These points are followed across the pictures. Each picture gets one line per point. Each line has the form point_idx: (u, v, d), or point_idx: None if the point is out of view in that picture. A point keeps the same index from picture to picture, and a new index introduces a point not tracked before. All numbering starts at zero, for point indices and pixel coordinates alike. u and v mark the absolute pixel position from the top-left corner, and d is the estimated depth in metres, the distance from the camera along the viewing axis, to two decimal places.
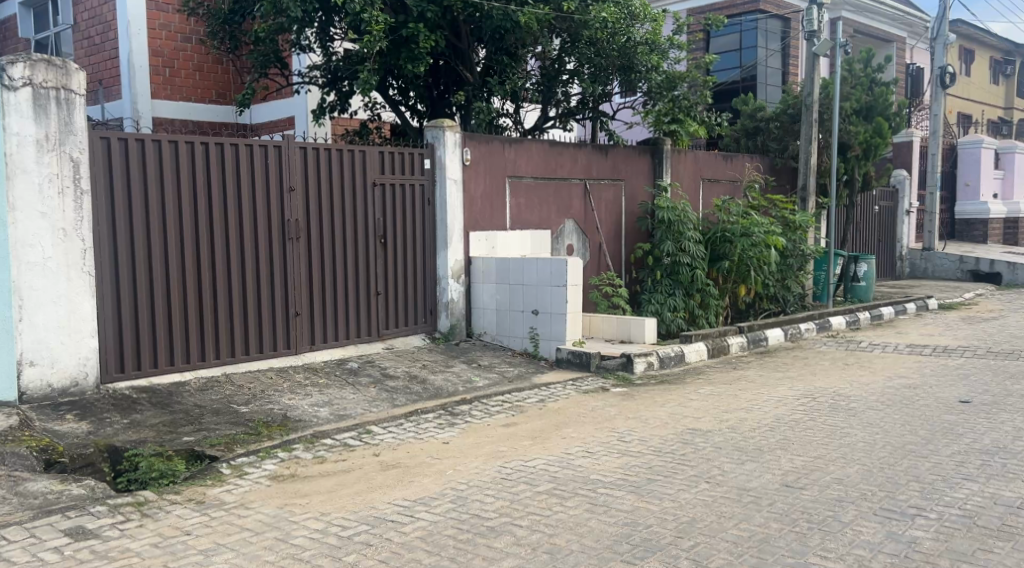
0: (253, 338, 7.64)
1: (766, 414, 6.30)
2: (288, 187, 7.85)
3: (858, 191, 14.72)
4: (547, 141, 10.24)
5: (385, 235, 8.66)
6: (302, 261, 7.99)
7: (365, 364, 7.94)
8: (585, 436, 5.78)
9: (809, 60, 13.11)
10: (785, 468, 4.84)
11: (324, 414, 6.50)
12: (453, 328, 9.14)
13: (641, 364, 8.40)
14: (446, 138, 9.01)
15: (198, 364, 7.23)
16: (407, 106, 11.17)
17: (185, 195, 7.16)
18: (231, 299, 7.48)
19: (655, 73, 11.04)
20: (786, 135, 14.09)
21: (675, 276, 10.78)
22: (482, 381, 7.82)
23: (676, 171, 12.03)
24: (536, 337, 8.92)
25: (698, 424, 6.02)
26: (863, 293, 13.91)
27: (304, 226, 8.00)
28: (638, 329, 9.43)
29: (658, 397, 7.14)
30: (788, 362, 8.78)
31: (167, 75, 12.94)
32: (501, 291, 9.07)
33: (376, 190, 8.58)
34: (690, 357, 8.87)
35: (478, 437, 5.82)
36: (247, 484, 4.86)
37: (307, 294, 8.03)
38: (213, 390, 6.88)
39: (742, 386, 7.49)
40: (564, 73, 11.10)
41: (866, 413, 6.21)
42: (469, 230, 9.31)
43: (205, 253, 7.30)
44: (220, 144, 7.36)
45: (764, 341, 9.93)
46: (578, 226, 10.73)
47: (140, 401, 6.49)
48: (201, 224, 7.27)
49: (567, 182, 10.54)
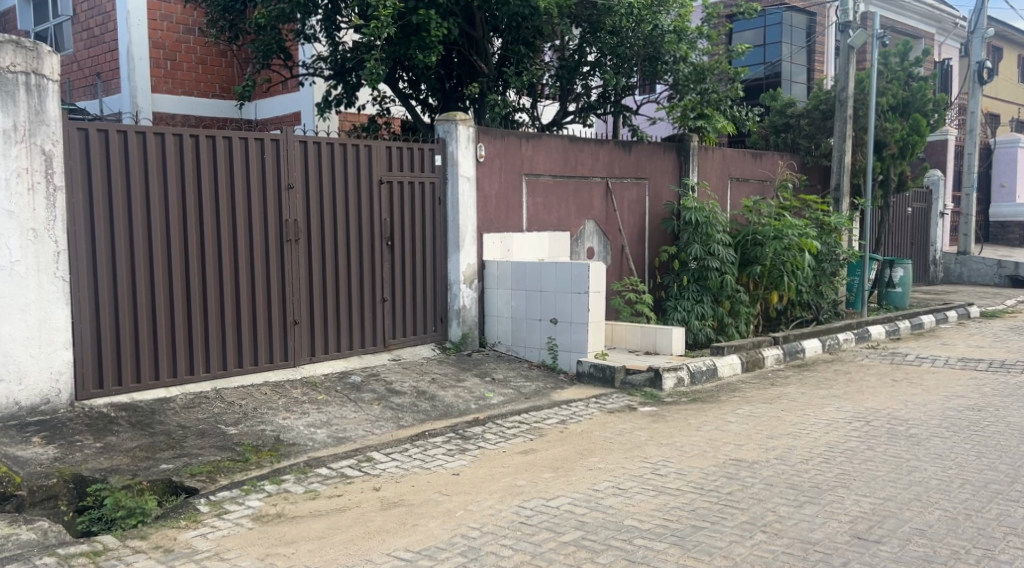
0: (247, 349, 6.98)
1: (817, 442, 5.60)
2: (287, 184, 7.19)
3: (893, 191, 13.94)
4: (567, 137, 9.56)
5: (392, 237, 8.00)
6: (301, 264, 7.32)
7: (368, 378, 7.27)
8: (615, 468, 5.10)
9: (844, 52, 12.33)
10: (853, 513, 4.15)
11: (321, 437, 5.84)
12: (465, 338, 8.47)
13: (670, 380, 7.66)
14: (459, 132, 8.33)
15: (186, 378, 6.59)
16: (418, 100, 10.49)
17: (173, 193, 6.52)
18: (224, 308, 6.83)
19: (682, 63, 10.42)
20: (818, 132, 13.36)
21: (703, 281, 10.07)
22: (497, 398, 7.14)
23: (704, 169, 11.30)
24: (555, 348, 8.23)
25: (742, 454, 5.33)
26: (899, 300, 13.16)
27: (304, 227, 7.34)
28: (665, 339, 8.75)
29: (691, 418, 6.44)
30: (831, 378, 8.05)
31: (169, 69, 12.33)
32: (517, 297, 8.40)
33: (383, 188, 7.92)
34: (724, 371, 8.17)
35: (493, 467, 5.14)
36: (225, 527, 4.21)
37: (307, 301, 7.37)
38: (201, 408, 6.22)
39: (784, 406, 6.79)
40: (584, 65, 10.38)
41: (932, 441, 5.51)
42: (483, 231, 8.64)
43: (194, 256, 6.65)
44: (211, 136, 6.72)
45: (801, 354, 9.21)
46: (599, 227, 10.04)
47: (118, 421, 5.85)
48: (192, 225, 6.63)
49: (588, 181, 9.86)
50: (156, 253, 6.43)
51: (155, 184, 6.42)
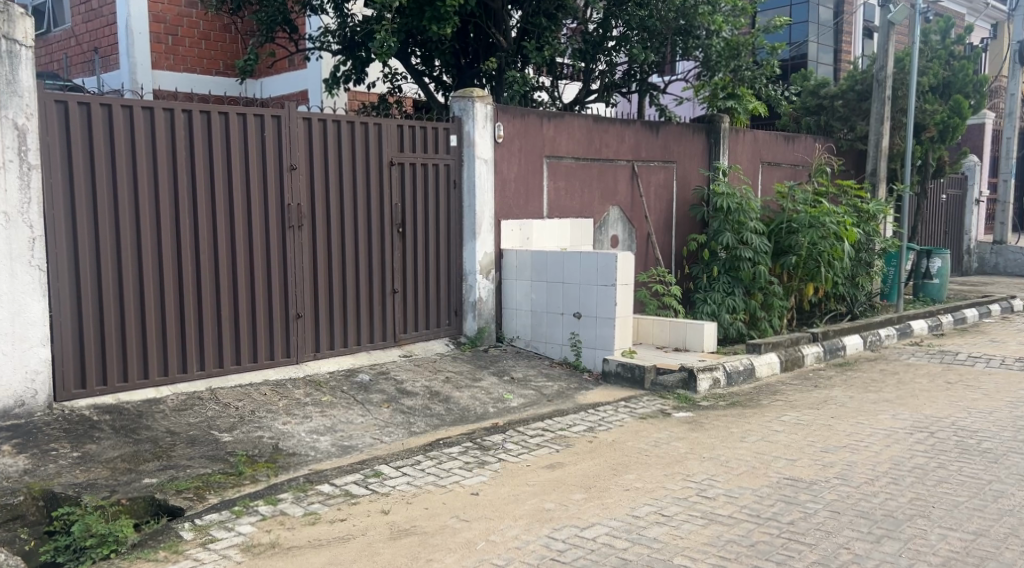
0: (245, 345, 6.39)
1: (881, 457, 4.99)
2: (289, 165, 6.59)
3: (931, 176, 13.23)
4: (591, 116, 8.92)
5: (404, 224, 7.40)
6: (305, 253, 6.72)
7: (377, 377, 6.68)
8: (655, 488, 4.51)
9: (884, 29, 11.62)
10: (942, 553, 3.57)
11: (323, 446, 5.27)
12: (481, 332, 7.87)
13: (706, 382, 7.04)
14: (476, 111, 7.71)
15: (178, 377, 6.01)
16: (431, 78, 9.85)
17: (163, 174, 5.92)
18: (220, 301, 6.24)
19: (715, 37, 9.75)
20: (852, 114, 12.65)
21: (735, 272, 9.43)
22: (516, 400, 6.55)
23: (734, 153, 10.63)
24: (578, 344, 7.62)
25: (797, 473, 4.73)
26: (936, 292, 12.48)
27: (308, 212, 6.73)
28: (695, 336, 8.14)
29: (733, 426, 5.83)
30: (878, 379, 7.42)
31: (170, 44, 11.73)
32: (538, 289, 7.80)
33: (394, 170, 7.30)
34: (761, 372, 7.55)
35: (516, 485, 4.54)
36: (210, 561, 3.65)
37: (311, 294, 6.78)
38: (193, 412, 5.65)
39: (834, 413, 6.18)
40: (609, 40, 9.76)
41: (1011, 458, 4.91)
42: (501, 217, 8.02)
43: (188, 243, 6.06)
44: (206, 111, 6.11)
45: (841, 351, 8.57)
46: (624, 214, 9.41)
47: (100, 425, 5.28)
48: (185, 210, 6.03)
49: (612, 164, 9.22)
50: (145, 241, 5.84)
51: (143, 163, 5.82)
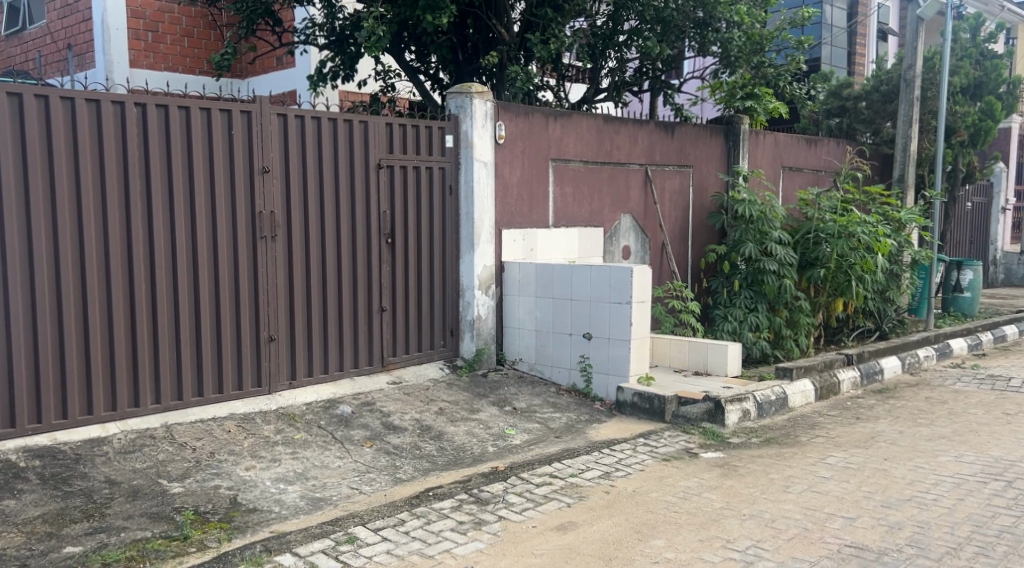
0: (209, 373, 5.56)
1: (957, 516, 4.18)
2: (261, 167, 5.77)
3: (960, 183, 12.44)
4: (601, 115, 8.11)
5: (393, 234, 6.58)
6: (279, 267, 5.91)
7: (361, 409, 5.85)
8: (689, 559, 3.70)
9: (913, 24, 10.84)
10: None
11: (291, 500, 4.45)
12: (480, 354, 7.03)
13: (735, 414, 6.20)
14: (474, 108, 6.90)
15: (129, 412, 5.18)
16: (427, 75, 9.05)
17: (112, 177, 5.10)
18: (179, 323, 5.40)
19: (736, 29, 9.02)
20: (877, 116, 11.91)
21: (758, 286, 8.61)
22: (520, 435, 5.73)
23: (754, 156, 9.83)
24: (588, 368, 6.78)
25: (859, 539, 3.92)
26: (967, 306, 11.66)
27: (282, 221, 5.91)
28: (718, 356, 7.35)
29: (772, 471, 5.01)
30: (926, 409, 6.61)
31: (150, 41, 10.87)
32: (543, 307, 7.00)
33: (382, 173, 6.49)
34: (795, 401, 6.73)
35: (520, 557, 3.74)
36: None
37: (287, 313, 5.96)
38: (141, 455, 4.81)
39: (887, 453, 5.36)
40: (620, 34, 8.97)
41: None
42: (502, 226, 7.20)
43: (142, 257, 5.24)
44: (164, 105, 5.29)
45: (879, 376, 7.75)
46: (637, 223, 8.60)
47: (26, 472, 4.44)
48: (139, 218, 5.21)
49: (624, 167, 8.42)
50: (90, 255, 5.03)
51: (88, 164, 5.00)
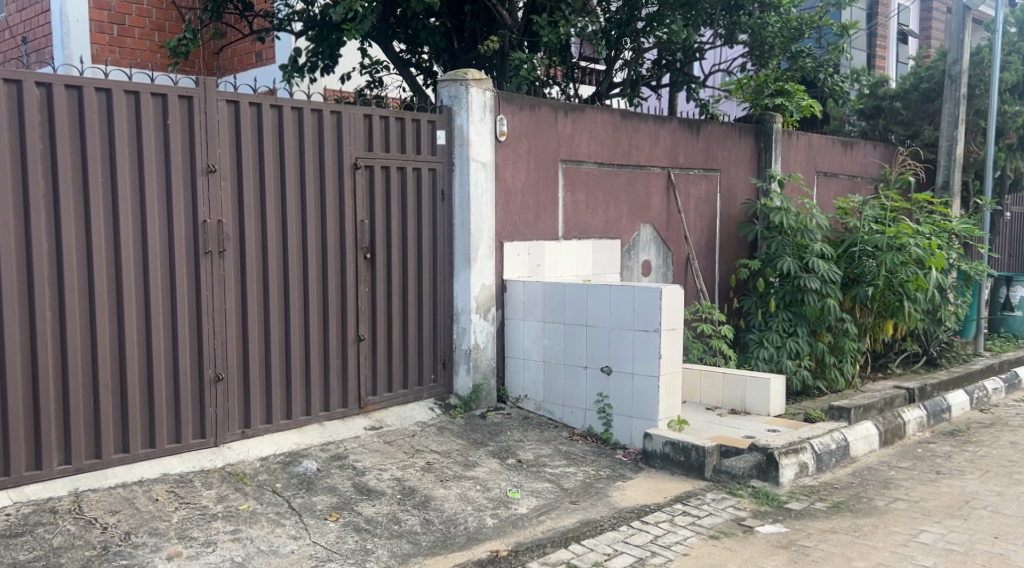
0: (137, 423, 4.41)
1: None
2: (205, 166, 4.63)
3: (1006, 191, 11.31)
4: (618, 111, 7.00)
5: (374, 247, 5.45)
6: (229, 288, 4.76)
7: (328, 466, 4.72)
8: None
9: (961, 12, 9.72)
10: None
11: None
12: (477, 391, 5.88)
13: (790, 468, 5.05)
14: (469, 98, 5.80)
15: (27, 477, 4.04)
16: (419, 67, 7.97)
17: (6, 177, 3.99)
18: (98, 361, 4.26)
19: (771, 12, 8.06)
20: (917, 117, 10.80)
21: (797, 305, 7.46)
22: (527, 498, 4.60)
23: (787, 159, 8.73)
24: (607, 410, 5.62)
25: None
26: (1019, 326, 10.52)
27: (232, 232, 4.77)
28: (758, 392, 6.21)
29: (852, 554, 3.89)
30: (1018, 459, 5.47)
31: (116, 35, 8.98)
32: (553, 334, 5.88)
33: (359, 174, 5.35)
34: (857, 448, 5.59)
35: None
36: None
37: (238, 345, 4.82)
38: (30, 540, 3.67)
39: (993, 525, 4.23)
40: (640, 20, 7.86)
41: None
42: (503, 238, 6.06)
43: (46, 280, 4.11)
44: (76, 86, 4.16)
45: (946, 414, 6.60)
46: (658, 234, 7.47)
47: None
48: (42, 230, 4.09)
49: (644, 170, 7.30)
50: None
51: None
